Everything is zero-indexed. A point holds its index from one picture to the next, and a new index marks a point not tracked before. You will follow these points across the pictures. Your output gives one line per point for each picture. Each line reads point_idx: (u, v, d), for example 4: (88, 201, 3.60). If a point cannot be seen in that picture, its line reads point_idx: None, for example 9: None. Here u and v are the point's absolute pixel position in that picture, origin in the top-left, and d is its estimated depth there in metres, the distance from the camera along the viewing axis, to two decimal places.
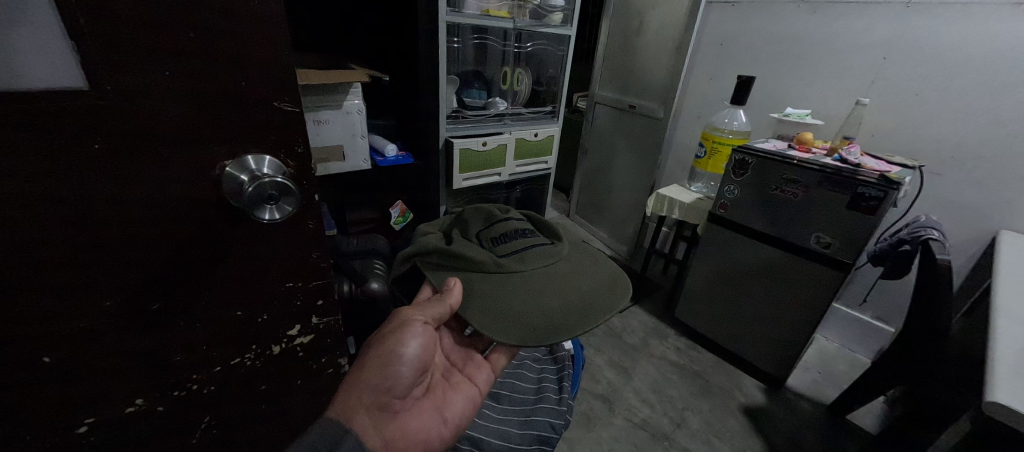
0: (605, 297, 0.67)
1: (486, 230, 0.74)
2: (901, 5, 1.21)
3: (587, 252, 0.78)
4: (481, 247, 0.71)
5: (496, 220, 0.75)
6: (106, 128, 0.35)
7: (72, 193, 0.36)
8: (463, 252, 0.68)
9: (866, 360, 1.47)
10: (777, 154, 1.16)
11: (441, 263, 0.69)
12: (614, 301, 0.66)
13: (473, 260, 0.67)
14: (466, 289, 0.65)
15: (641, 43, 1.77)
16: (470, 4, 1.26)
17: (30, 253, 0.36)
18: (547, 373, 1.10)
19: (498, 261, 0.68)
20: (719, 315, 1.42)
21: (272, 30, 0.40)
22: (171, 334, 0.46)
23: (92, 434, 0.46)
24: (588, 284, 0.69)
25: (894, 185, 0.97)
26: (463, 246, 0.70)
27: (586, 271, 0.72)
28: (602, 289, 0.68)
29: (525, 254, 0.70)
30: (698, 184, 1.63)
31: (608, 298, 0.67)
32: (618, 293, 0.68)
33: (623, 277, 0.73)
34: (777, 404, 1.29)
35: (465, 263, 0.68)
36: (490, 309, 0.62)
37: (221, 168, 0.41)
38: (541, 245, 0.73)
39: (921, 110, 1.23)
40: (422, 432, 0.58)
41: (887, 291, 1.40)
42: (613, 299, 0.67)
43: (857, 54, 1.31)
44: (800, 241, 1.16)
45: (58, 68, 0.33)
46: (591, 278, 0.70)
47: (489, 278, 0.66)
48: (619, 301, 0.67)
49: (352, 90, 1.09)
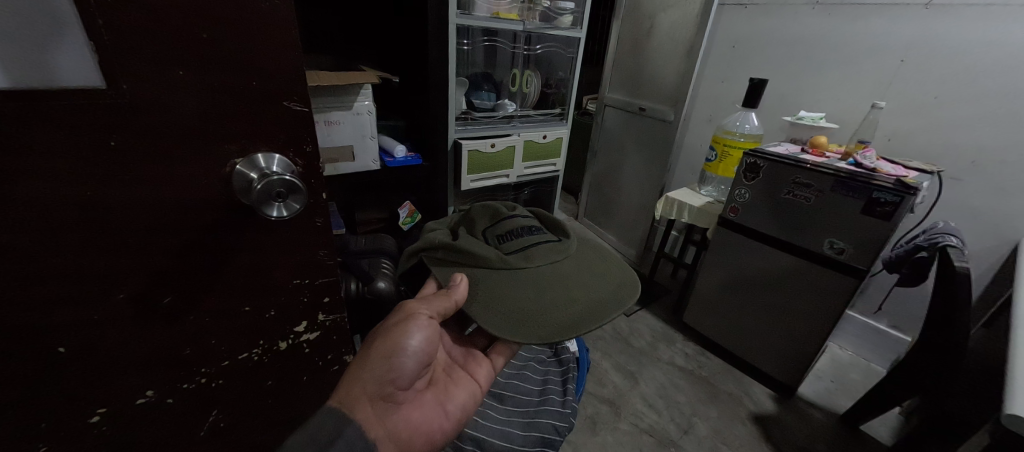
0: (613, 297, 0.66)
1: (493, 228, 0.74)
2: (920, 7, 1.19)
3: (595, 250, 0.78)
4: (487, 244, 0.71)
5: (502, 217, 0.75)
6: (123, 125, 0.36)
7: (88, 186, 0.37)
8: (468, 248, 0.68)
9: (881, 369, 1.44)
10: (789, 158, 1.15)
11: (444, 258, 0.70)
12: (621, 302, 0.66)
13: (478, 257, 0.67)
14: (473, 285, 0.65)
15: (652, 46, 1.76)
16: (480, 6, 1.27)
17: (44, 245, 0.37)
18: (551, 374, 1.09)
19: (504, 258, 0.68)
20: (728, 320, 1.40)
21: (282, 31, 0.40)
22: (181, 328, 0.47)
23: (104, 424, 0.46)
24: (596, 282, 0.68)
25: (911, 190, 0.95)
26: (469, 242, 0.70)
27: (595, 269, 0.71)
28: (611, 288, 0.68)
29: (531, 251, 0.69)
30: (709, 187, 1.60)
31: (615, 297, 0.66)
32: (626, 292, 0.68)
33: (632, 277, 0.72)
34: (788, 412, 1.27)
35: (469, 258, 0.68)
36: (494, 306, 0.62)
37: (231, 166, 0.42)
38: (548, 243, 0.72)
39: (939, 115, 1.20)
40: (424, 424, 0.58)
41: (904, 298, 1.36)
42: (622, 300, 0.66)
43: (872, 56, 1.29)
44: (813, 247, 1.14)
45: (80, 65, 0.33)
46: (600, 276, 0.70)
47: (494, 275, 0.66)
48: (627, 300, 0.66)
49: (363, 91, 1.10)
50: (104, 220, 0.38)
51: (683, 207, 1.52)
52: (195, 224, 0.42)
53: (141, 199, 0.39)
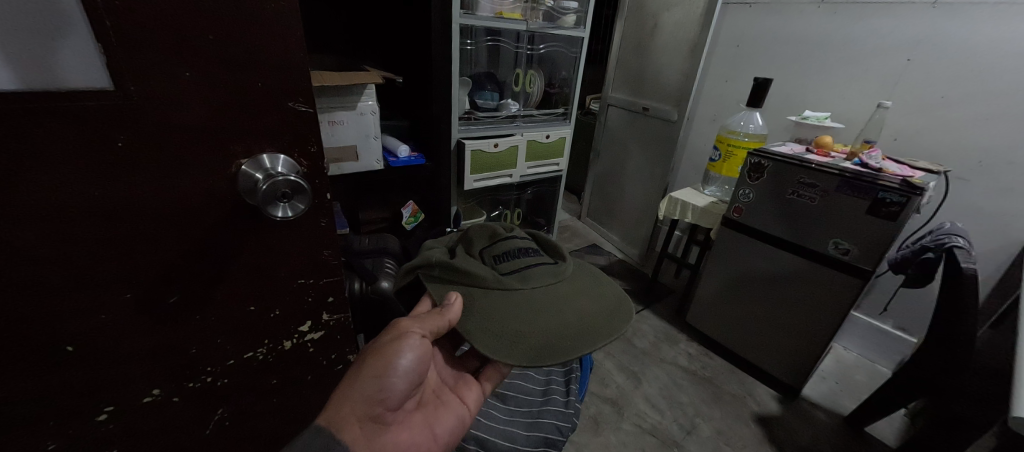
0: (606, 322, 0.66)
1: (490, 248, 0.73)
2: (927, 5, 1.18)
3: (591, 275, 0.78)
4: (483, 264, 0.71)
5: (500, 238, 0.74)
6: (129, 127, 0.36)
7: (97, 187, 0.37)
8: (465, 268, 0.68)
9: (886, 370, 1.43)
10: (794, 157, 1.14)
11: (440, 278, 0.69)
12: (614, 328, 0.66)
13: (473, 277, 0.67)
14: (466, 305, 0.65)
15: (655, 45, 1.76)
16: (484, 6, 1.27)
17: (53, 244, 0.37)
18: (554, 375, 1.07)
19: (499, 279, 0.67)
20: (732, 321, 1.40)
21: (288, 34, 0.40)
22: (187, 326, 0.47)
23: (111, 422, 0.47)
24: (591, 307, 0.68)
25: (917, 191, 0.94)
26: (465, 262, 0.70)
27: (590, 295, 0.71)
28: (605, 314, 0.68)
29: (526, 273, 0.69)
30: (713, 187, 1.60)
31: (609, 323, 0.66)
32: (621, 319, 0.68)
33: (626, 303, 0.72)
34: (792, 413, 1.26)
35: (465, 278, 0.68)
36: (490, 326, 0.62)
37: (237, 166, 0.42)
38: (544, 265, 0.72)
39: (945, 115, 1.19)
40: (411, 445, 0.58)
41: (910, 300, 1.35)
42: (617, 326, 0.66)
43: (878, 55, 1.28)
44: (817, 247, 1.14)
45: (87, 67, 0.34)
46: (594, 301, 0.70)
47: (488, 296, 0.66)
48: (620, 328, 0.66)
49: (366, 92, 1.11)
50: (112, 221, 0.38)
51: (687, 208, 1.51)
52: (201, 223, 0.42)
53: (148, 198, 0.39)
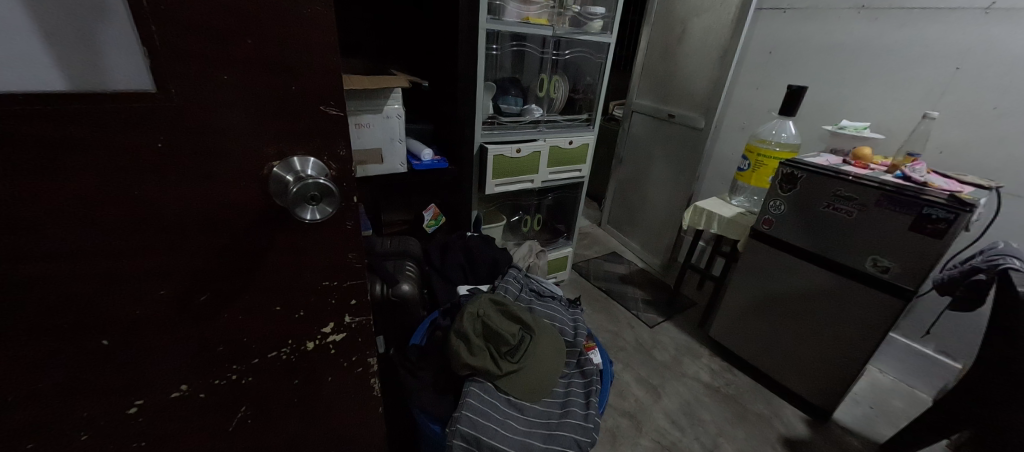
0: (548, 368, 0.99)
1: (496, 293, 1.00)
2: (979, 11, 1.12)
3: (550, 329, 1.09)
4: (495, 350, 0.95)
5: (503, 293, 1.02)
6: (167, 128, 0.37)
7: (134, 184, 0.37)
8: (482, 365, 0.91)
9: (927, 398, 1.35)
10: (830, 169, 1.10)
11: (474, 351, 0.93)
12: (556, 365, 1.00)
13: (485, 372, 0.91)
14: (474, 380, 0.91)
15: (683, 51, 1.73)
16: (510, 13, 1.28)
17: (89, 242, 0.38)
18: (573, 386, 0.99)
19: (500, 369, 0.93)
20: (759, 337, 1.35)
21: (323, 39, 0.40)
22: (215, 325, 0.47)
23: (140, 416, 0.47)
24: (547, 350, 1.02)
25: (966, 206, 0.89)
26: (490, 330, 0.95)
27: (552, 341, 1.05)
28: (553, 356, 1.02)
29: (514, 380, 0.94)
30: (740, 197, 1.55)
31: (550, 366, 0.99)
32: (560, 359, 1.02)
33: (562, 343, 1.07)
34: (823, 438, 1.21)
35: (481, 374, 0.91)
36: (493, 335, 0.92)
37: (269, 169, 0.42)
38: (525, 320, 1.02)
39: (999, 127, 1.12)
40: None
41: (955, 323, 1.28)
42: (551, 374, 0.98)
43: (923, 63, 1.22)
44: (854, 263, 1.08)
45: (132, 71, 0.35)
46: (552, 348, 1.03)
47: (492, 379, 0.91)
48: (557, 370, 1.00)
49: (393, 95, 1.12)
50: (146, 219, 0.39)
51: (712, 218, 1.47)
52: (232, 223, 0.43)
53: (184, 198, 0.40)
